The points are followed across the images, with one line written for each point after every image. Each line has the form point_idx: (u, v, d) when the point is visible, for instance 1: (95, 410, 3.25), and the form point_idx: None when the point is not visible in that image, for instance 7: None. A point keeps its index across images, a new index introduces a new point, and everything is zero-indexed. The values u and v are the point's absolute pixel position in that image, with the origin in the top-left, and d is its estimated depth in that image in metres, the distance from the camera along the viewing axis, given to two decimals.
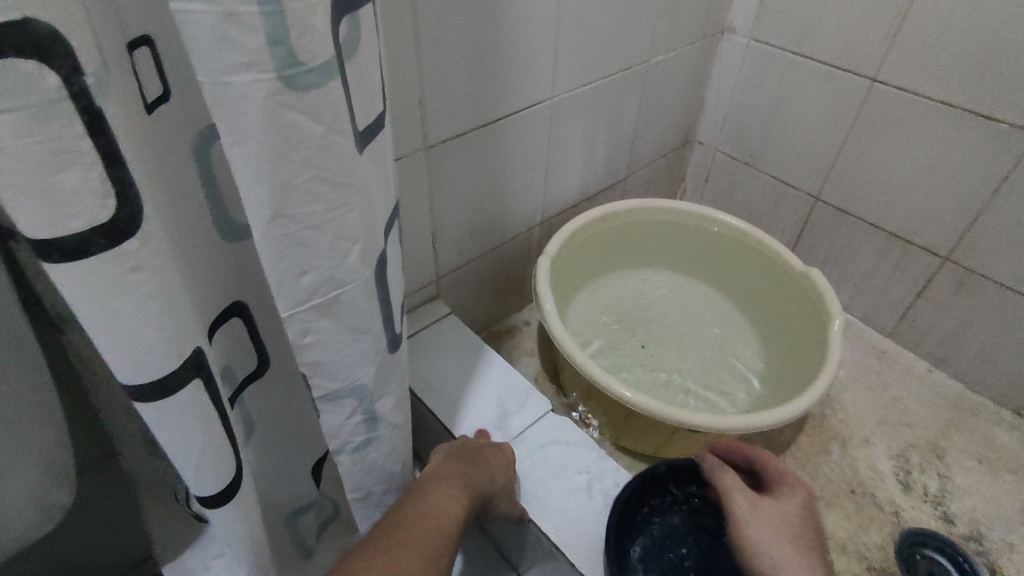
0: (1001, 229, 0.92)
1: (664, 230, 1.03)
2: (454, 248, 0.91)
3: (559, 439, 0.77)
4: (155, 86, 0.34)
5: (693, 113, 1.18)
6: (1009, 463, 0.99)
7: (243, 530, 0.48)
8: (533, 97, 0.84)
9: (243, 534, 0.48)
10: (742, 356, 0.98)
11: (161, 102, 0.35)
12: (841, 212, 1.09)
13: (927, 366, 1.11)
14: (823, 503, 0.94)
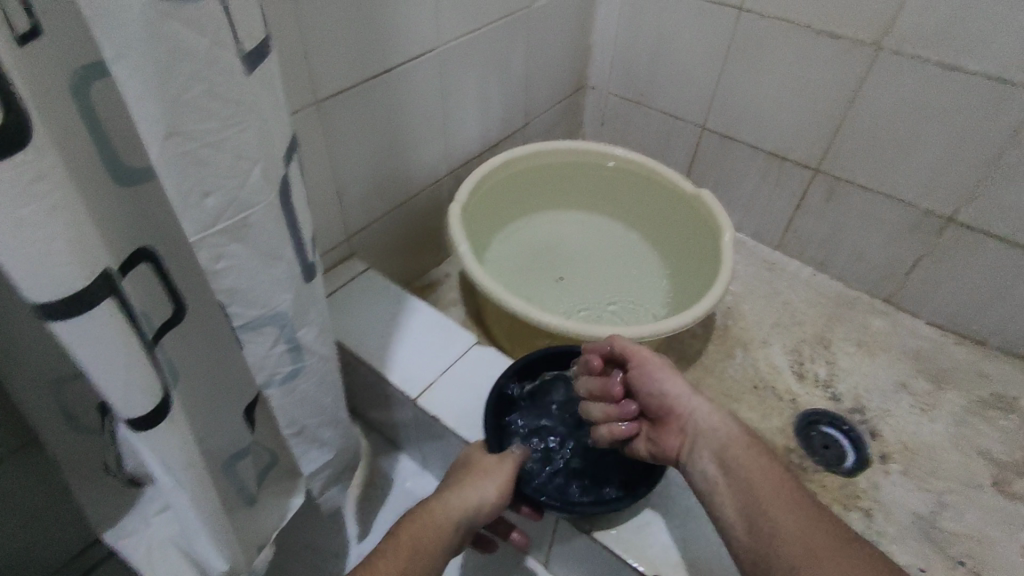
0: (858, 136, 1.03)
1: (564, 170, 1.08)
2: (362, 203, 0.93)
3: (486, 367, 0.82)
4: (22, 19, 0.31)
5: (582, 57, 1.24)
6: (882, 345, 1.13)
7: (196, 493, 0.48)
8: (421, 44, 0.86)
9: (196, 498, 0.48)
10: (650, 278, 1.06)
11: (31, 36, 0.32)
12: (724, 138, 1.19)
13: (811, 271, 1.24)
14: (733, 400, 1.05)
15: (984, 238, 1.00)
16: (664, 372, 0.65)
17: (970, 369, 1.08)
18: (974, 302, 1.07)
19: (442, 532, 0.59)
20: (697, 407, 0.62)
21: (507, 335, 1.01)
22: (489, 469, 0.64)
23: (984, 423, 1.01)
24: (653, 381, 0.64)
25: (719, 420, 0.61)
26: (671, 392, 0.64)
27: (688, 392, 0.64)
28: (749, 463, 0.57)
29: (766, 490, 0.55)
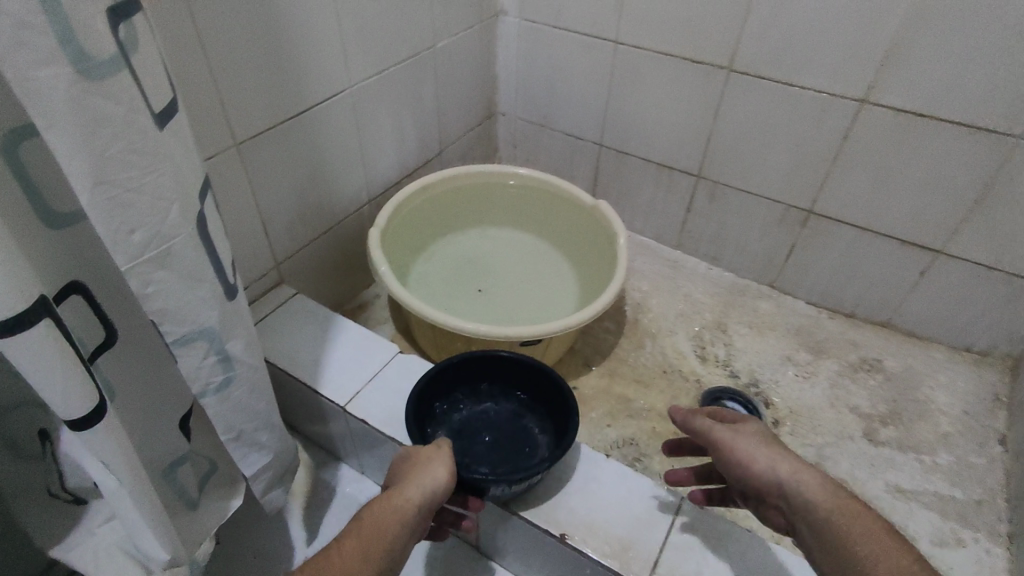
0: (727, 144, 1.19)
1: (473, 191, 1.20)
2: (287, 233, 1.01)
3: (410, 372, 0.91)
4: None
5: (488, 88, 1.37)
6: (770, 325, 1.28)
7: (137, 491, 0.54)
8: (332, 87, 0.96)
9: (138, 496, 0.54)
10: (560, 280, 1.18)
11: None
12: (619, 153, 1.33)
13: (708, 266, 1.38)
14: (642, 384, 1.17)
15: (839, 225, 1.16)
16: (754, 448, 0.62)
17: (843, 339, 1.24)
18: (840, 280, 1.23)
19: (400, 526, 0.61)
20: (796, 483, 0.60)
21: (433, 345, 1.10)
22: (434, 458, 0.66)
23: (856, 384, 1.17)
24: (746, 463, 0.62)
25: (822, 492, 0.59)
26: (764, 476, 0.61)
27: (785, 464, 0.61)
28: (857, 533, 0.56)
29: (881, 558, 0.55)
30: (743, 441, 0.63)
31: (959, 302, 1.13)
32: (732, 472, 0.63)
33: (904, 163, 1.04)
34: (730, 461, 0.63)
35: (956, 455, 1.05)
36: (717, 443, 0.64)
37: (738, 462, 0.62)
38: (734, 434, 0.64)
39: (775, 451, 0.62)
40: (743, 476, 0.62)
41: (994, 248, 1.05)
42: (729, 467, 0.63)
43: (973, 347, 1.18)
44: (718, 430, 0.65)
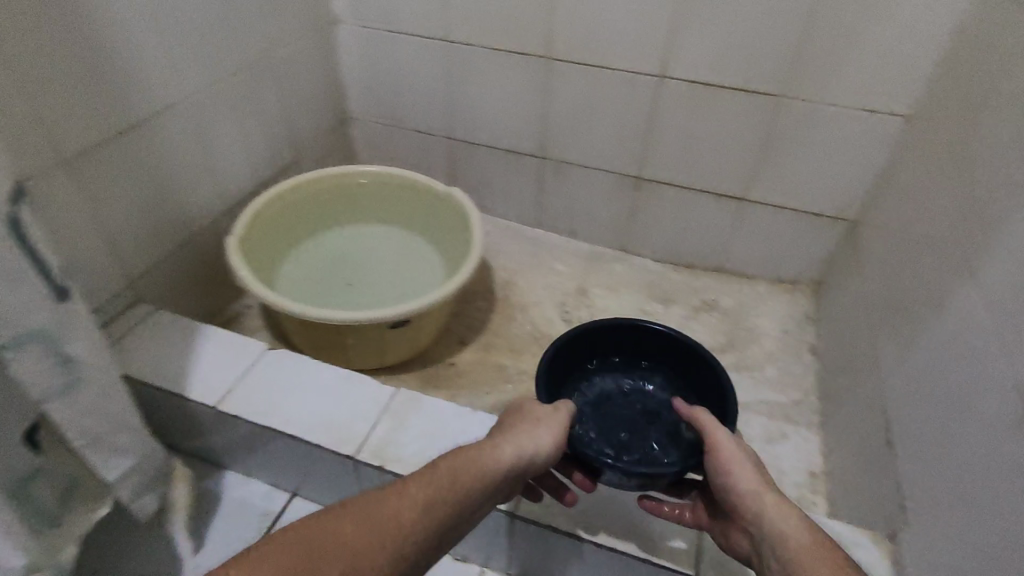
0: (560, 126, 1.32)
1: (330, 193, 1.25)
2: (136, 249, 1.00)
3: (279, 366, 0.94)
4: None
5: (336, 94, 1.42)
6: (625, 284, 1.42)
7: None
8: (164, 100, 0.97)
9: None
10: (426, 265, 1.26)
11: None
12: (469, 144, 1.43)
13: (566, 239, 1.51)
14: (516, 352, 1.26)
15: (664, 186, 1.33)
16: (740, 460, 0.68)
17: (685, 288, 1.40)
18: (675, 236, 1.40)
19: (499, 472, 0.64)
20: (763, 501, 0.64)
21: (308, 342, 1.14)
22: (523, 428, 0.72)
23: (699, 323, 1.33)
24: (726, 470, 0.68)
25: (788, 512, 0.63)
26: (741, 486, 0.66)
27: (763, 487, 0.66)
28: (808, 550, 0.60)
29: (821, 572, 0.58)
30: (733, 452, 0.69)
31: (768, 240, 1.33)
32: (713, 474, 0.69)
33: (702, 126, 1.21)
34: (715, 465, 0.69)
35: (781, 368, 1.23)
36: (710, 446, 0.70)
37: (722, 467, 0.68)
38: (730, 442, 0.70)
39: (758, 473, 0.67)
40: (722, 482, 0.68)
41: (783, 190, 1.25)
42: (714, 469, 0.69)
43: (787, 278, 1.38)
44: (717, 435, 0.71)
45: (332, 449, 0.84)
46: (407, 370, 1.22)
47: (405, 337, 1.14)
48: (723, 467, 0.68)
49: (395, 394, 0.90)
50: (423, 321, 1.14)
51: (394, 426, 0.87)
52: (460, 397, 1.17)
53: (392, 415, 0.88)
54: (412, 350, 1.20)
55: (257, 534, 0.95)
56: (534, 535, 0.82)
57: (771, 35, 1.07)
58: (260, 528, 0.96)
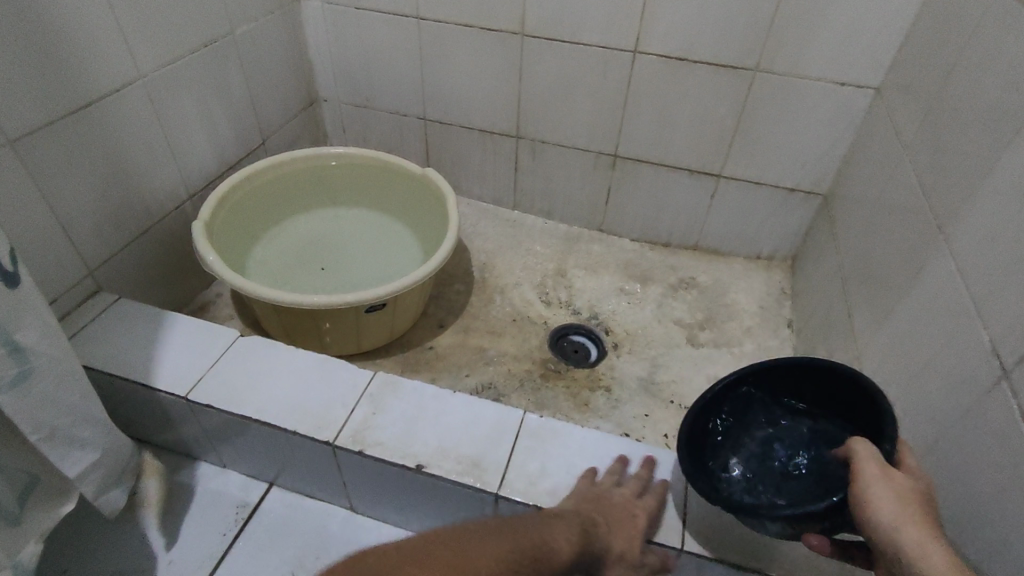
0: (535, 104, 1.30)
1: (301, 175, 1.22)
2: (94, 236, 0.96)
3: (250, 352, 0.91)
4: None
5: (305, 75, 1.39)
6: (603, 264, 1.41)
7: None
8: (118, 78, 0.92)
9: None
10: (403, 248, 1.24)
11: None
12: (443, 125, 1.40)
13: (544, 220, 1.50)
14: (496, 334, 1.25)
15: (640, 164, 1.32)
16: (884, 495, 0.55)
17: (663, 266, 1.40)
18: (652, 215, 1.40)
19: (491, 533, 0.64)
20: (908, 544, 0.53)
21: (282, 328, 1.11)
22: (641, 522, 0.71)
23: (677, 300, 1.33)
24: (868, 507, 0.55)
25: (937, 560, 0.52)
26: (884, 523, 0.54)
27: (911, 522, 0.54)
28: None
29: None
30: (877, 484, 0.56)
31: (744, 217, 1.34)
32: (852, 507, 0.57)
33: (677, 103, 1.21)
34: (855, 498, 0.57)
35: (758, 343, 1.24)
36: (854, 476, 0.58)
37: (864, 503, 0.56)
38: (878, 473, 0.57)
39: (905, 504, 0.55)
40: (861, 519, 0.56)
41: (757, 166, 1.25)
42: (852, 501, 0.57)
43: (762, 254, 1.39)
44: (865, 464, 0.58)
45: (309, 435, 0.82)
46: (385, 356, 1.20)
47: (382, 321, 1.12)
48: (862, 499, 0.56)
49: (373, 377, 0.88)
50: (400, 304, 1.11)
51: (373, 410, 0.85)
52: (440, 381, 1.15)
53: (370, 398, 0.86)
54: (389, 335, 1.17)
55: (234, 525, 0.93)
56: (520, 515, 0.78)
57: (744, 9, 1.06)
58: (238, 520, 0.93)
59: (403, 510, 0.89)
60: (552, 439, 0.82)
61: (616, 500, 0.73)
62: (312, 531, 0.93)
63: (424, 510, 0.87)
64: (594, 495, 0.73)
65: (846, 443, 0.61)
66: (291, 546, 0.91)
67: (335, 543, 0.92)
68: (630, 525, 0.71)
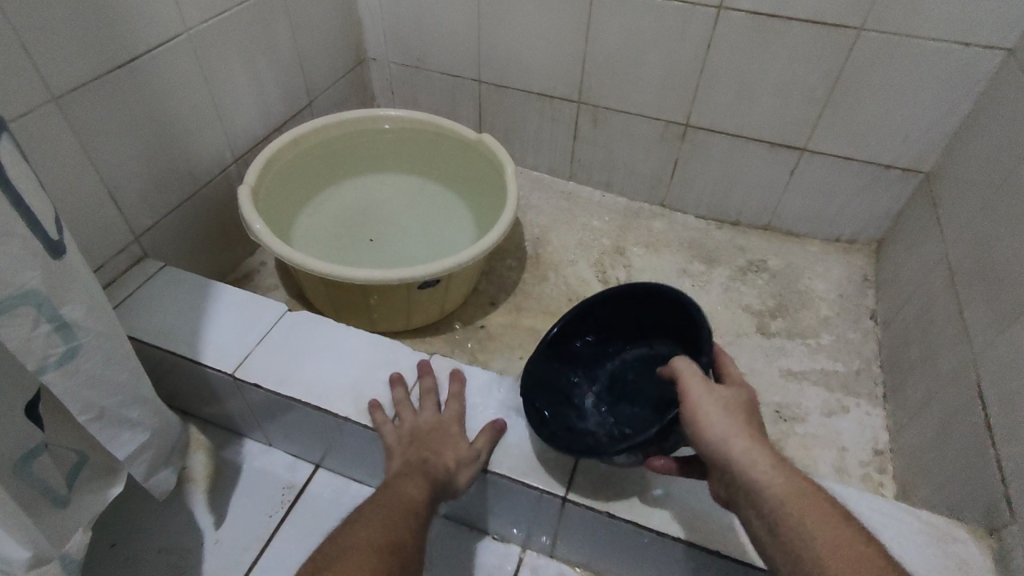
0: (601, 66, 1.19)
1: (348, 139, 1.14)
2: (140, 201, 0.91)
3: (300, 328, 0.85)
4: None
5: (354, 31, 1.30)
6: (665, 242, 1.31)
7: None
8: (165, 30, 0.86)
9: None
10: (453, 218, 1.16)
11: None
12: (499, 87, 1.31)
13: (601, 193, 1.40)
14: (550, 315, 1.17)
15: (713, 135, 1.21)
16: (715, 411, 0.59)
17: (731, 247, 1.30)
18: (722, 190, 1.29)
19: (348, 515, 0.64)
20: (737, 452, 0.56)
21: (330, 301, 1.06)
22: (453, 430, 0.73)
23: (746, 285, 1.23)
24: (701, 424, 0.58)
25: (765, 463, 0.56)
26: (717, 439, 0.57)
27: (741, 434, 0.57)
28: (792, 503, 0.54)
29: (808, 534, 0.53)
30: (704, 401, 0.59)
31: (826, 195, 1.22)
32: (689, 429, 0.59)
33: (762, 67, 1.09)
34: (687, 416, 0.59)
35: (836, 334, 1.14)
36: (681, 396, 0.60)
37: (698, 421, 0.58)
38: (705, 391, 0.60)
39: (735, 418, 0.59)
40: (696, 436, 0.58)
41: (848, 139, 1.13)
42: (687, 422, 0.60)
43: (842, 237, 1.27)
44: (693, 384, 0.61)
45: (363, 422, 0.77)
46: (434, 333, 1.14)
47: (435, 298, 1.06)
48: (697, 417, 0.59)
49: (429, 361, 0.82)
50: (453, 281, 1.04)
51: None
52: (491, 362, 1.09)
53: None
54: (439, 312, 1.11)
55: (281, 507, 0.89)
56: (588, 519, 0.72)
57: None
58: (284, 501, 0.90)
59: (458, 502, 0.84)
60: None
61: (427, 426, 0.74)
62: None
63: (481, 505, 0.82)
64: (409, 436, 0.73)
65: (670, 364, 0.65)
66: None
67: None
68: (450, 441, 0.72)
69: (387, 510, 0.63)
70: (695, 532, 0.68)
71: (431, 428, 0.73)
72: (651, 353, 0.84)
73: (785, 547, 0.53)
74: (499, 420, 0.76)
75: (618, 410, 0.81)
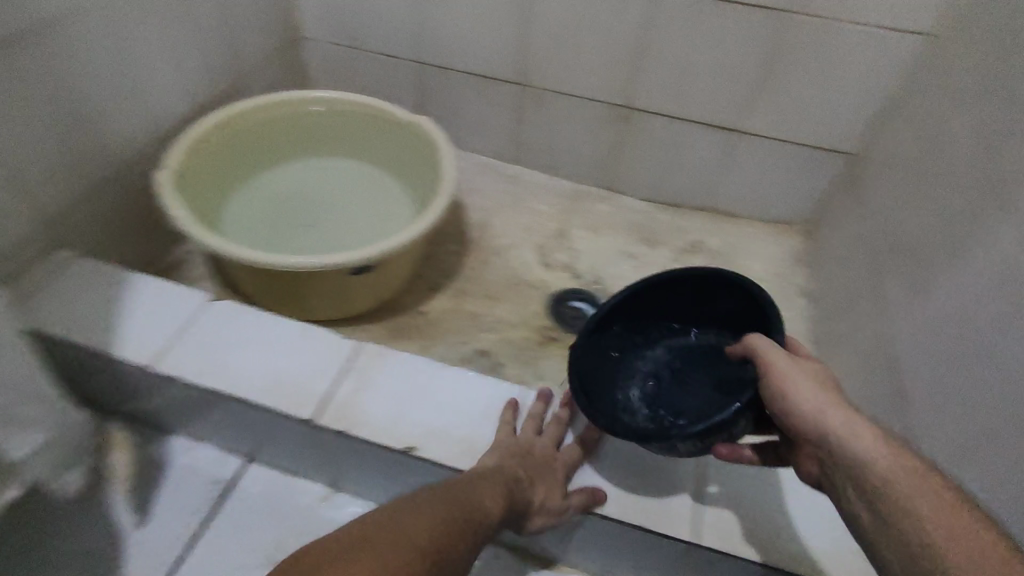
0: (541, 47, 1.18)
1: (278, 121, 1.10)
2: (47, 187, 0.86)
3: (222, 319, 0.82)
4: None
5: (284, 8, 1.25)
6: (608, 224, 1.31)
7: None
8: (66, 3, 0.80)
9: None
10: (392, 202, 1.14)
11: None
12: (439, 69, 1.28)
13: (544, 176, 1.39)
14: (492, 300, 1.16)
15: (653, 116, 1.21)
16: (800, 382, 0.59)
17: (672, 229, 1.31)
18: (664, 172, 1.29)
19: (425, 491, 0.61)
20: (835, 425, 0.56)
21: (258, 290, 1.02)
22: (560, 474, 0.70)
23: (686, 266, 1.24)
24: (791, 397, 0.59)
25: (865, 437, 0.55)
26: (806, 407, 0.58)
27: (830, 404, 0.57)
28: (894, 479, 0.53)
29: (915, 511, 0.51)
30: (794, 375, 0.59)
31: (763, 176, 1.23)
32: (774, 402, 0.60)
33: (698, 48, 1.09)
34: (775, 392, 0.60)
35: None
36: (765, 371, 0.61)
37: (786, 395, 0.59)
38: (788, 363, 0.60)
39: (822, 390, 0.59)
40: (784, 410, 0.59)
41: (781, 120, 1.15)
42: (771, 396, 0.60)
43: (779, 218, 1.30)
44: (774, 358, 0.61)
45: (287, 412, 0.75)
46: (372, 321, 1.12)
47: (372, 284, 1.04)
48: (779, 389, 0.59)
49: (358, 349, 0.80)
50: (390, 266, 1.02)
51: (358, 385, 0.77)
52: (432, 349, 1.08)
53: (356, 371, 0.78)
54: (376, 300, 1.09)
55: (208, 503, 0.87)
56: (519, 501, 0.72)
57: None
58: (213, 497, 0.87)
59: (390, 489, 0.83)
60: (555, 421, 0.74)
61: (537, 452, 0.71)
62: (293, 511, 0.87)
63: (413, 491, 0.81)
64: (517, 449, 0.70)
65: (743, 343, 0.65)
66: (269, 526, 0.85)
67: (316, 523, 0.86)
68: (550, 478, 0.69)
69: (470, 509, 0.60)
70: (617, 507, 0.69)
71: (536, 463, 0.70)
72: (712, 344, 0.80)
73: (887, 525, 0.52)
74: (429, 407, 0.75)
75: (674, 404, 0.77)
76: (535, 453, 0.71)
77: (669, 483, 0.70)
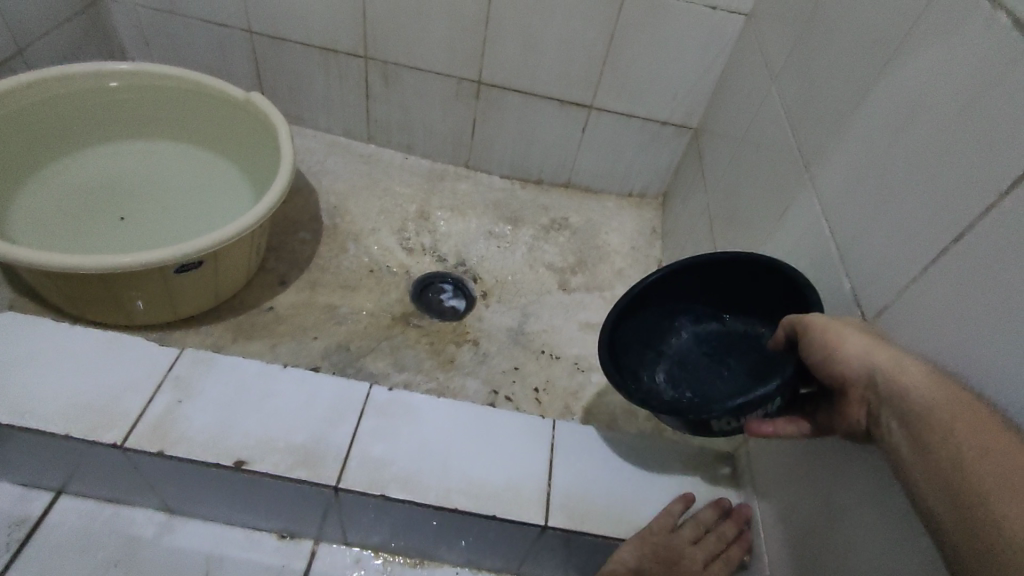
0: (385, 17, 1.10)
1: (78, 99, 0.95)
2: None
3: (3, 336, 0.70)
4: None
5: None
6: (470, 204, 1.28)
7: None
8: None
9: None
10: (228, 187, 1.02)
11: None
12: (275, 39, 1.16)
13: (403, 156, 1.32)
14: (349, 289, 1.10)
15: (506, 92, 1.19)
16: (846, 331, 0.50)
17: (534, 206, 1.30)
18: (524, 149, 1.28)
19: None
20: (881, 363, 0.46)
21: (63, 297, 0.88)
22: None
23: (548, 243, 1.25)
24: (831, 343, 0.49)
25: (915, 371, 0.45)
26: (852, 358, 0.48)
27: (880, 348, 0.47)
28: (934, 406, 0.41)
29: (963, 447, 0.39)
30: (838, 324, 0.51)
31: (616, 151, 1.26)
32: (814, 355, 0.51)
33: (543, 23, 1.08)
34: (816, 346, 0.51)
35: (629, 286, 1.20)
36: (803, 327, 0.53)
37: (823, 341, 0.50)
38: (828, 317, 0.52)
39: (874, 337, 0.49)
40: (825, 362, 0.50)
41: (627, 97, 1.17)
42: (812, 352, 0.51)
43: (634, 192, 1.34)
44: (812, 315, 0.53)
45: (87, 438, 0.65)
46: (211, 322, 1.01)
47: (203, 282, 0.93)
48: (819, 338, 0.51)
49: (178, 356, 0.72)
50: (223, 261, 0.92)
51: (178, 397, 0.69)
52: (281, 347, 0.99)
53: (175, 384, 0.70)
54: (212, 298, 0.98)
55: (7, 550, 0.74)
56: (366, 504, 0.68)
57: None
58: (11, 542, 0.74)
59: (230, 506, 0.75)
60: (402, 416, 0.71)
61: (685, 563, 0.66)
62: (116, 543, 0.77)
63: (254, 505, 0.74)
64: (666, 556, 0.65)
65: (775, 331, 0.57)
66: (88, 566, 0.74)
67: (146, 552, 0.77)
68: None
69: None
70: (469, 500, 0.67)
71: None
72: (744, 328, 0.68)
73: (935, 466, 0.40)
74: (264, 415, 0.69)
75: (703, 386, 0.66)
76: (683, 562, 0.66)
77: (520, 469, 0.70)
